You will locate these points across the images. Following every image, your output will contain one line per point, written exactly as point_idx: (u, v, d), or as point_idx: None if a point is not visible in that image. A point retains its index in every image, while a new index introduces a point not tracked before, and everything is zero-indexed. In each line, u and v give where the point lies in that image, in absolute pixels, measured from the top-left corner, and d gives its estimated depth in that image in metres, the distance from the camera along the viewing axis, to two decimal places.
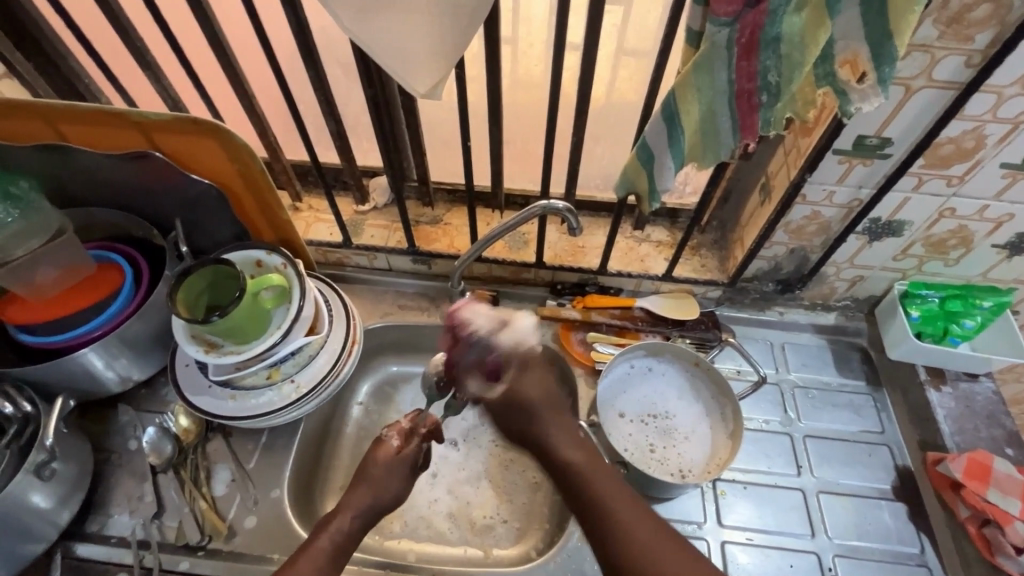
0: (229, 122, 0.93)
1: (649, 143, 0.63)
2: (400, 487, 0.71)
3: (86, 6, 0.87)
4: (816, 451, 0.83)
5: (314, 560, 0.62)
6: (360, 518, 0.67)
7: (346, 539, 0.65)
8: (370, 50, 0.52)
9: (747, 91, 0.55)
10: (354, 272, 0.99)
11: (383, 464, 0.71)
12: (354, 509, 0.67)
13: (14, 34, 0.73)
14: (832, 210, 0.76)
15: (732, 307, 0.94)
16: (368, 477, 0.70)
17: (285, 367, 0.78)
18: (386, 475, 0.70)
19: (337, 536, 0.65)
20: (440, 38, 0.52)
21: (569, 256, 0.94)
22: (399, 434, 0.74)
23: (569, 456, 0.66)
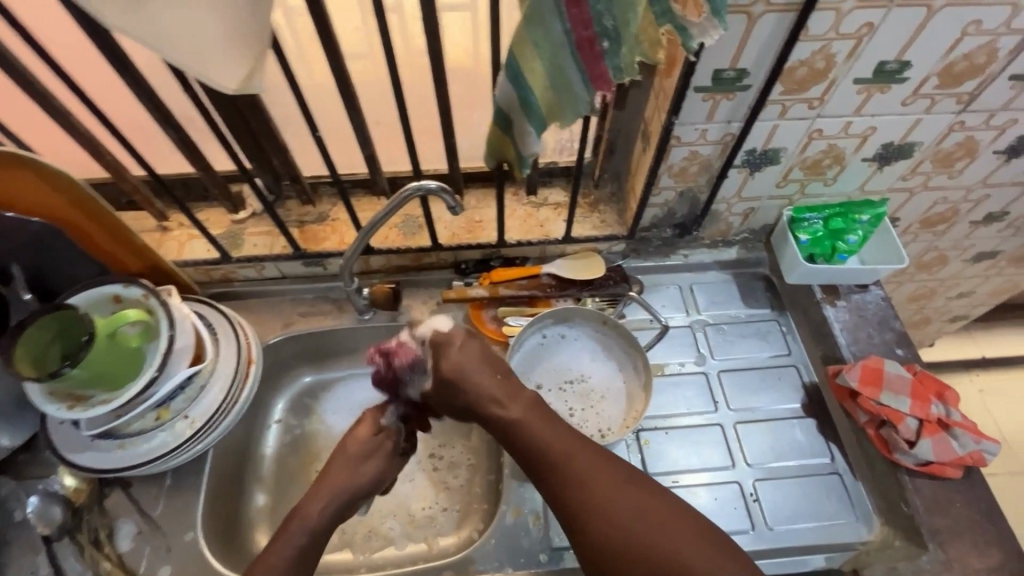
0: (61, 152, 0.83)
1: (504, 108, 0.59)
2: (373, 472, 0.72)
3: None
4: (730, 384, 0.86)
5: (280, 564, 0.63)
6: (334, 504, 0.68)
7: (315, 534, 0.66)
8: (142, 41, 0.42)
9: (587, 39, 0.52)
10: (244, 287, 0.92)
11: (355, 444, 0.73)
12: (331, 492, 0.69)
13: None
14: (709, 148, 0.75)
15: (639, 259, 0.94)
16: (346, 456, 0.72)
17: (174, 403, 0.73)
18: (359, 464, 0.72)
19: (309, 524, 0.66)
20: (229, 27, 0.44)
21: (467, 234, 0.90)
22: (386, 416, 0.76)
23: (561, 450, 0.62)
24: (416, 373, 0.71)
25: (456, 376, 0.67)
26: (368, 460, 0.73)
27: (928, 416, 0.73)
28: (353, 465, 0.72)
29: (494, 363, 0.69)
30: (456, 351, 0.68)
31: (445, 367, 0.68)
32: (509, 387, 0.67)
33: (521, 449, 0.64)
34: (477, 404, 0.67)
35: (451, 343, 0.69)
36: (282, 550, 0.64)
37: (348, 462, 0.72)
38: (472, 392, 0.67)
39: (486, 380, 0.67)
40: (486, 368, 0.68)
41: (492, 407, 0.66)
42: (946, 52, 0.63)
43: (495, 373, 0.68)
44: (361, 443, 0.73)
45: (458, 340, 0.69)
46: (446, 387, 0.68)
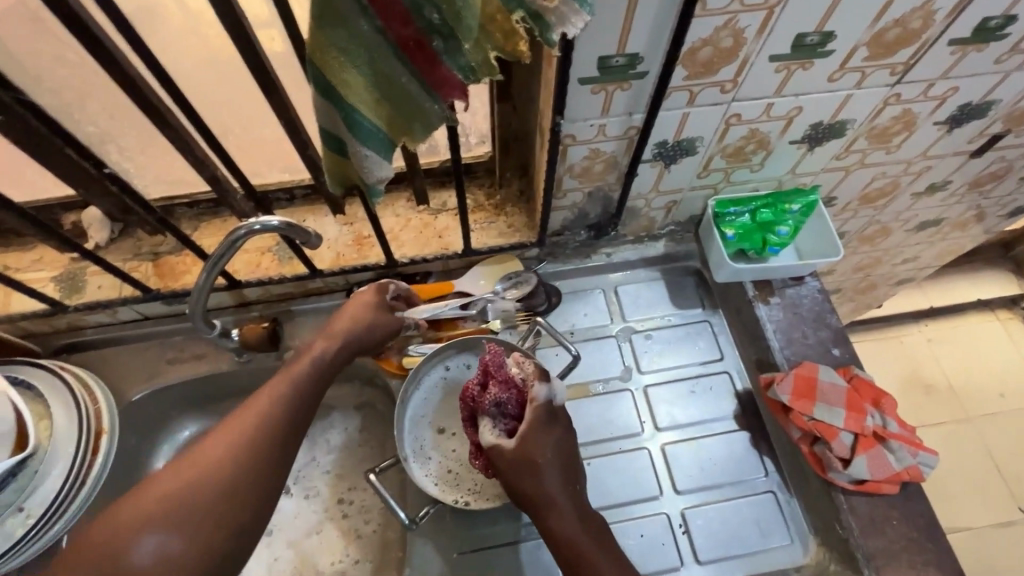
0: None
1: (331, 129, 0.46)
2: (385, 330, 0.68)
3: None
4: (658, 399, 0.78)
5: (227, 442, 0.51)
6: (348, 349, 0.63)
7: (313, 380, 0.59)
8: None
9: (412, 38, 0.40)
10: (97, 334, 0.78)
11: (364, 307, 0.66)
12: (344, 336, 0.63)
13: None
14: (612, 144, 0.63)
15: (556, 262, 0.83)
16: (364, 317, 0.66)
17: (2, 496, 0.61)
18: (357, 318, 0.65)
19: (322, 361, 0.60)
20: None
21: (353, 253, 0.78)
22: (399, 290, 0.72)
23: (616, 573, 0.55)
24: (501, 417, 0.63)
25: (526, 460, 0.59)
26: (382, 319, 0.67)
27: (864, 430, 0.66)
28: (350, 325, 0.64)
29: (565, 460, 0.61)
30: (543, 429, 0.60)
31: (509, 454, 0.59)
32: (575, 496, 0.60)
33: (568, 562, 0.56)
34: (534, 511, 0.58)
35: (554, 427, 0.62)
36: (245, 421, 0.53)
37: (362, 311, 0.66)
38: (532, 491, 0.58)
39: (549, 481, 0.59)
40: (564, 466, 0.60)
41: (545, 512, 0.58)
42: (874, 18, 0.53)
43: (565, 471, 0.60)
44: (371, 309, 0.67)
45: (560, 429, 0.62)
46: (508, 479, 0.59)
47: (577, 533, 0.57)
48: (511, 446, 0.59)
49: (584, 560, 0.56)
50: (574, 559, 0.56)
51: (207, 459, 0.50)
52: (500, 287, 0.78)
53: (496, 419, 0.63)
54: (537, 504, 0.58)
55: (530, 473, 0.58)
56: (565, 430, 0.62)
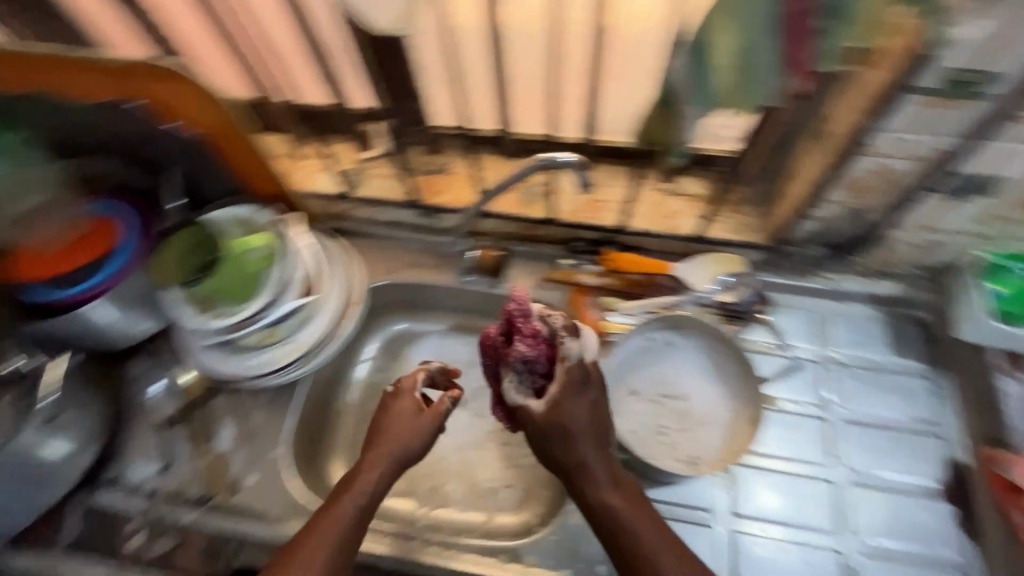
0: (196, 54, 0.79)
1: (675, 83, 0.52)
2: (422, 445, 0.69)
3: None
4: (852, 438, 0.74)
5: (320, 552, 0.58)
6: (393, 466, 0.66)
7: (365, 507, 0.62)
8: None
9: (801, 13, 0.42)
10: (355, 226, 0.93)
11: (405, 418, 0.69)
12: (389, 450, 0.67)
13: None
14: (906, 163, 0.61)
15: (774, 273, 0.82)
16: (387, 432, 0.68)
17: (283, 327, 0.77)
18: (404, 425, 0.68)
19: (361, 498, 0.63)
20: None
21: (586, 213, 0.85)
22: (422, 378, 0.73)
23: (650, 534, 0.57)
24: (532, 375, 0.63)
25: (551, 427, 0.60)
26: (411, 432, 0.68)
27: None
28: (396, 445, 0.67)
29: (598, 425, 0.62)
30: (577, 400, 0.61)
31: (539, 417, 0.61)
32: (606, 461, 0.61)
33: (604, 529, 0.59)
34: (573, 477, 0.61)
35: (585, 389, 0.62)
36: (329, 532, 0.60)
37: (397, 424, 0.69)
38: (564, 456, 0.61)
39: (580, 449, 0.60)
40: (594, 434, 0.61)
41: (586, 482, 0.60)
42: None
43: (598, 435, 0.61)
44: (408, 417, 0.69)
45: (590, 392, 0.62)
46: (544, 442, 0.62)
47: (612, 498, 0.59)
48: (559, 414, 0.60)
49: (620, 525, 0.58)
50: (612, 526, 0.59)
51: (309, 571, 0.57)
52: (713, 288, 0.80)
53: (525, 376, 0.63)
54: (575, 473, 0.61)
55: (568, 442, 0.60)
56: (600, 393, 0.63)
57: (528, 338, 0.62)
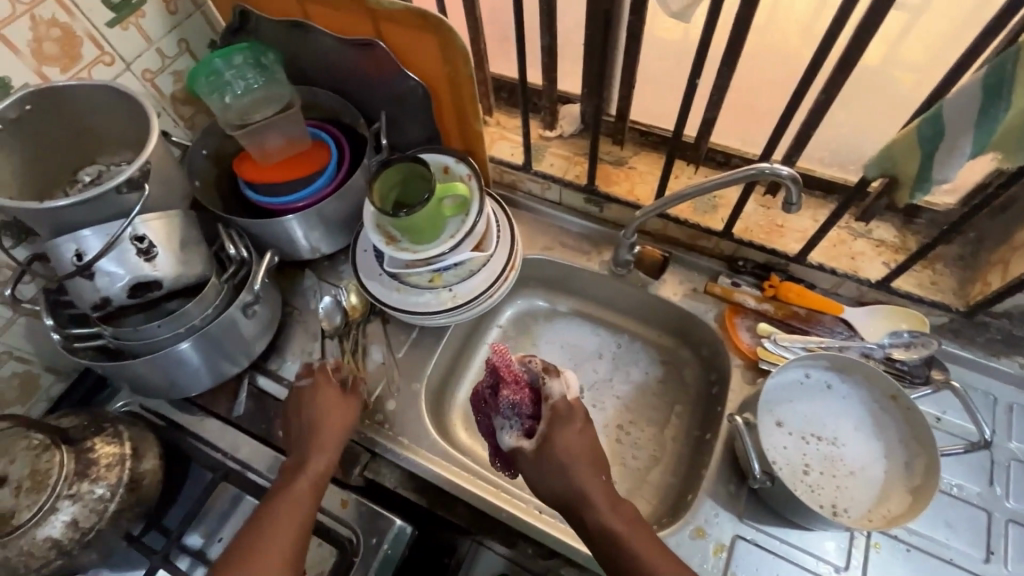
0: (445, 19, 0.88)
1: (945, 115, 0.48)
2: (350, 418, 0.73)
3: None
4: (1017, 542, 0.67)
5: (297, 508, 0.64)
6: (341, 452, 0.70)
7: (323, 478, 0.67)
8: None
9: None
10: (524, 199, 0.97)
11: (320, 399, 0.73)
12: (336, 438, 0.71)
13: None
14: None
15: (956, 343, 0.76)
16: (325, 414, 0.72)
17: (447, 275, 0.82)
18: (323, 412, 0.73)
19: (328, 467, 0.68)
20: None
21: (762, 234, 0.82)
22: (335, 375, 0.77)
23: (650, 559, 0.57)
24: (520, 417, 0.65)
25: (547, 455, 0.62)
26: (334, 405, 0.73)
27: None
28: (333, 457, 0.70)
29: (593, 454, 0.63)
30: (563, 429, 0.63)
31: (531, 456, 0.63)
32: (607, 487, 0.62)
33: (604, 552, 0.59)
34: (574, 505, 0.61)
35: (571, 421, 0.64)
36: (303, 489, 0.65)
37: (317, 396, 0.74)
38: (561, 486, 0.61)
39: (580, 476, 0.61)
40: (589, 461, 0.62)
41: (584, 509, 0.60)
42: None
43: (586, 462, 0.62)
44: (333, 399, 0.74)
45: (578, 424, 0.64)
46: (539, 476, 0.63)
47: (613, 521, 0.59)
48: (558, 445, 0.62)
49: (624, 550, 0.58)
50: (615, 549, 0.58)
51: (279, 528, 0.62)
52: (887, 341, 0.75)
53: (512, 419, 0.66)
54: (577, 502, 0.61)
55: (544, 463, 0.62)
56: (583, 423, 0.65)
57: (512, 380, 0.66)
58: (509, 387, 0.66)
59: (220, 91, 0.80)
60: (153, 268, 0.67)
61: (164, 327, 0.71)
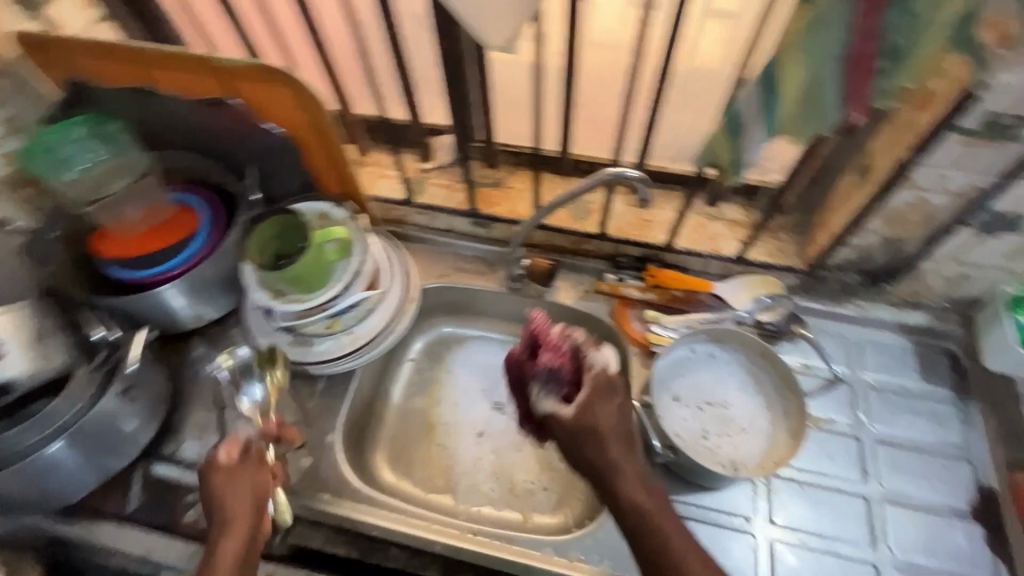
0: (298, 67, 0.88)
1: (740, 111, 0.57)
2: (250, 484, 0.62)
3: None
4: (886, 458, 0.77)
5: None
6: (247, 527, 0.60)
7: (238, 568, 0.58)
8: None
9: (864, 54, 0.49)
10: (414, 231, 0.98)
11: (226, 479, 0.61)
12: (239, 512, 0.61)
13: None
14: (942, 198, 0.67)
15: (809, 297, 0.86)
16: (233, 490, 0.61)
17: (345, 318, 0.80)
18: (235, 487, 0.61)
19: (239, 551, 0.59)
20: None
21: (633, 230, 0.90)
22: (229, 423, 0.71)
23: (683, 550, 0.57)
24: (558, 383, 0.68)
25: (584, 428, 0.62)
26: (248, 480, 0.62)
27: None
28: (244, 529, 0.60)
29: (626, 436, 0.63)
30: (603, 404, 0.63)
31: (573, 417, 0.62)
32: (637, 467, 0.62)
33: (631, 526, 0.59)
34: (606, 472, 0.61)
35: (614, 396, 0.64)
36: None
37: (229, 475, 0.62)
38: (593, 458, 0.61)
39: (612, 446, 0.61)
40: (619, 437, 0.62)
41: (615, 480, 0.61)
42: None
43: (616, 428, 0.62)
44: (251, 477, 0.62)
45: (618, 399, 0.64)
46: (574, 442, 0.63)
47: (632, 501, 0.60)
48: (597, 412, 0.62)
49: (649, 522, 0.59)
50: (642, 521, 0.59)
51: None
52: (752, 307, 0.84)
53: (553, 384, 0.68)
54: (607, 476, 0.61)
55: (580, 429, 0.62)
56: (622, 400, 0.64)
57: (552, 345, 0.69)
58: (546, 350, 0.69)
59: (62, 168, 0.74)
60: (1, 368, 0.64)
61: (27, 432, 0.64)
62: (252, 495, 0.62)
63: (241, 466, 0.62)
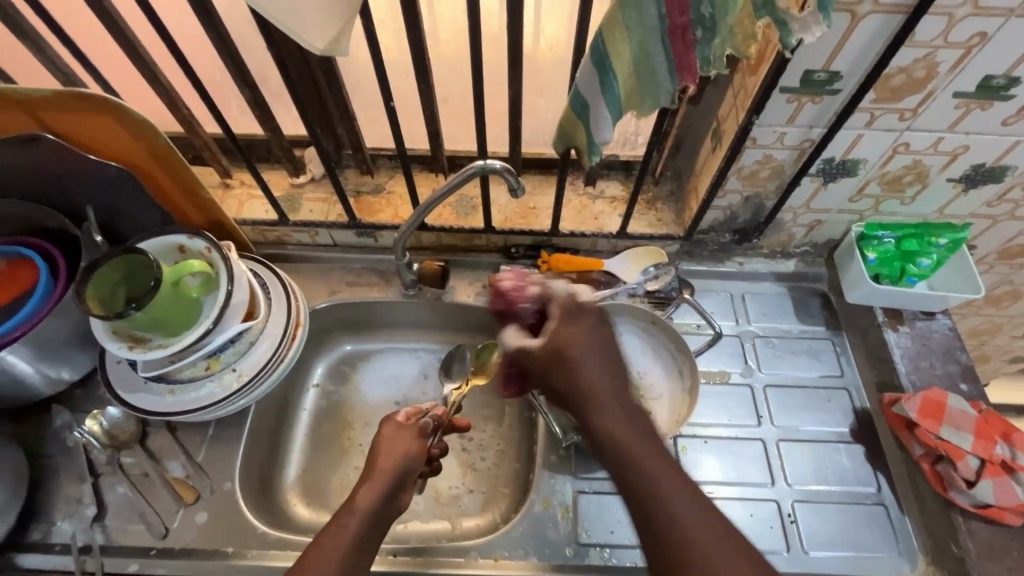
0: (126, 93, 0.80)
1: (582, 92, 0.57)
2: (416, 450, 0.67)
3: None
4: (776, 400, 0.82)
5: (339, 544, 0.57)
6: (385, 488, 0.62)
7: (370, 519, 0.60)
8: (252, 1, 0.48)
9: (680, 25, 0.50)
10: (296, 251, 0.93)
11: (387, 452, 0.65)
12: (383, 474, 0.63)
13: None
14: (784, 153, 0.72)
15: (692, 262, 0.91)
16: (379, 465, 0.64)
17: (224, 356, 0.75)
18: (394, 452, 0.65)
19: (367, 508, 0.60)
20: None
21: (519, 219, 0.90)
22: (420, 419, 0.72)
23: (643, 455, 0.51)
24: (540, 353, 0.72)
25: (556, 357, 0.56)
26: (403, 444, 0.66)
27: (992, 458, 0.71)
28: (380, 478, 0.63)
29: (606, 344, 0.57)
30: (567, 327, 0.57)
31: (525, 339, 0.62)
32: (612, 386, 0.54)
33: (603, 450, 0.52)
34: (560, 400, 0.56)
35: (583, 319, 0.58)
36: (337, 537, 0.58)
37: (391, 444, 0.66)
38: (558, 380, 0.56)
39: (590, 372, 0.54)
40: (603, 363, 0.55)
41: (590, 408, 0.53)
42: None
43: (618, 375, 0.55)
44: (398, 437, 0.67)
45: (591, 320, 0.58)
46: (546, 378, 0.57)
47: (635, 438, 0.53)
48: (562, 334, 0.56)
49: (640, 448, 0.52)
50: (628, 456, 0.51)
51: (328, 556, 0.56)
52: (641, 278, 0.87)
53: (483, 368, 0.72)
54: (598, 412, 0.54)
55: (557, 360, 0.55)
56: (595, 322, 0.58)
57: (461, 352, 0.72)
58: None
59: None
60: None
61: None
62: (403, 454, 0.65)
63: (409, 426, 0.69)
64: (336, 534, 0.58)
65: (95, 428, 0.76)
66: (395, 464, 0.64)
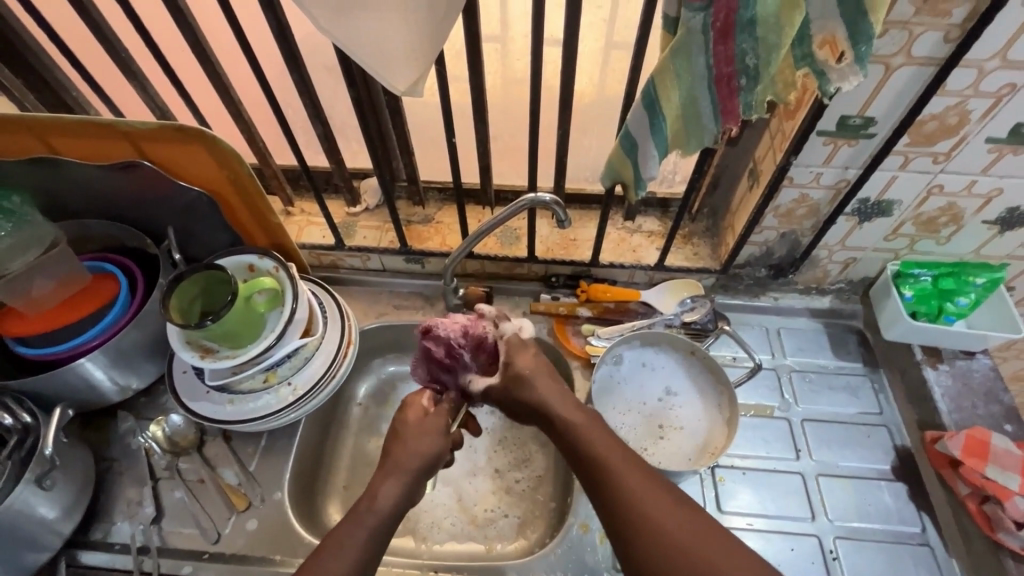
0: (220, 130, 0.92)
1: (632, 130, 0.62)
2: (436, 449, 0.70)
3: (105, 72, 0.98)
4: (814, 434, 0.82)
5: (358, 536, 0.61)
6: (403, 484, 0.67)
7: (383, 517, 0.63)
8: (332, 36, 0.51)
9: (726, 75, 0.54)
10: (348, 274, 0.99)
11: (415, 426, 0.72)
12: (401, 473, 0.67)
13: (12, 59, 0.75)
14: (820, 192, 0.76)
15: (728, 295, 0.94)
16: (405, 436, 0.71)
17: (281, 369, 0.79)
18: (416, 445, 0.70)
19: (387, 508, 0.64)
20: (414, 14, 0.51)
21: (561, 250, 0.94)
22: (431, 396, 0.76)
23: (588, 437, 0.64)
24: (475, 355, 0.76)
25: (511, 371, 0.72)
26: (435, 436, 0.71)
27: None
28: (403, 461, 0.68)
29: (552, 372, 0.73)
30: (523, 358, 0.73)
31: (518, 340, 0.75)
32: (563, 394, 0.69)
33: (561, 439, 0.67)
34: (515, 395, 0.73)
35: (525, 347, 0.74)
36: (352, 536, 0.61)
37: (407, 440, 0.70)
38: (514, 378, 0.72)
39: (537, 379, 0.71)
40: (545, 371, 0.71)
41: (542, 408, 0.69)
42: None
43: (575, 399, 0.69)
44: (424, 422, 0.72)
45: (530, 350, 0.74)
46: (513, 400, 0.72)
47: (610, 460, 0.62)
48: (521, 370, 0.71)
49: (617, 498, 0.59)
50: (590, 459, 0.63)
51: (344, 550, 0.59)
52: (677, 310, 0.90)
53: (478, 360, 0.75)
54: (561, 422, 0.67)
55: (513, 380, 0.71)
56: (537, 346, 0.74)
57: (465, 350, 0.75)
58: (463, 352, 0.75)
59: None
60: None
61: None
62: (424, 449, 0.69)
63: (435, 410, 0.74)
64: (351, 532, 0.61)
65: (159, 434, 0.79)
66: (425, 457, 0.69)
